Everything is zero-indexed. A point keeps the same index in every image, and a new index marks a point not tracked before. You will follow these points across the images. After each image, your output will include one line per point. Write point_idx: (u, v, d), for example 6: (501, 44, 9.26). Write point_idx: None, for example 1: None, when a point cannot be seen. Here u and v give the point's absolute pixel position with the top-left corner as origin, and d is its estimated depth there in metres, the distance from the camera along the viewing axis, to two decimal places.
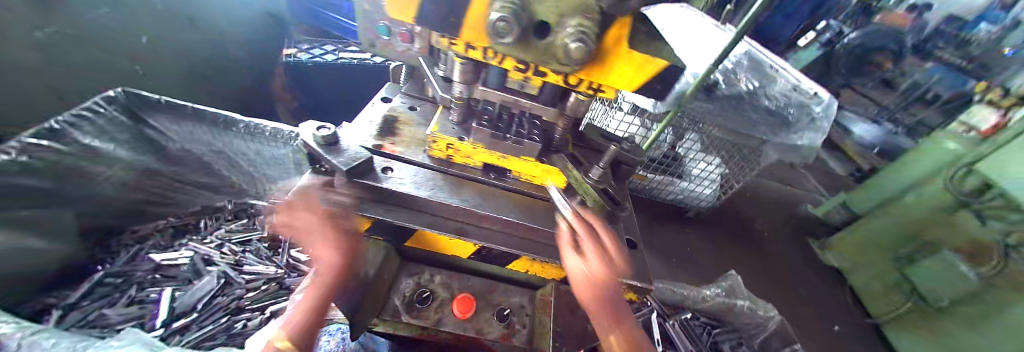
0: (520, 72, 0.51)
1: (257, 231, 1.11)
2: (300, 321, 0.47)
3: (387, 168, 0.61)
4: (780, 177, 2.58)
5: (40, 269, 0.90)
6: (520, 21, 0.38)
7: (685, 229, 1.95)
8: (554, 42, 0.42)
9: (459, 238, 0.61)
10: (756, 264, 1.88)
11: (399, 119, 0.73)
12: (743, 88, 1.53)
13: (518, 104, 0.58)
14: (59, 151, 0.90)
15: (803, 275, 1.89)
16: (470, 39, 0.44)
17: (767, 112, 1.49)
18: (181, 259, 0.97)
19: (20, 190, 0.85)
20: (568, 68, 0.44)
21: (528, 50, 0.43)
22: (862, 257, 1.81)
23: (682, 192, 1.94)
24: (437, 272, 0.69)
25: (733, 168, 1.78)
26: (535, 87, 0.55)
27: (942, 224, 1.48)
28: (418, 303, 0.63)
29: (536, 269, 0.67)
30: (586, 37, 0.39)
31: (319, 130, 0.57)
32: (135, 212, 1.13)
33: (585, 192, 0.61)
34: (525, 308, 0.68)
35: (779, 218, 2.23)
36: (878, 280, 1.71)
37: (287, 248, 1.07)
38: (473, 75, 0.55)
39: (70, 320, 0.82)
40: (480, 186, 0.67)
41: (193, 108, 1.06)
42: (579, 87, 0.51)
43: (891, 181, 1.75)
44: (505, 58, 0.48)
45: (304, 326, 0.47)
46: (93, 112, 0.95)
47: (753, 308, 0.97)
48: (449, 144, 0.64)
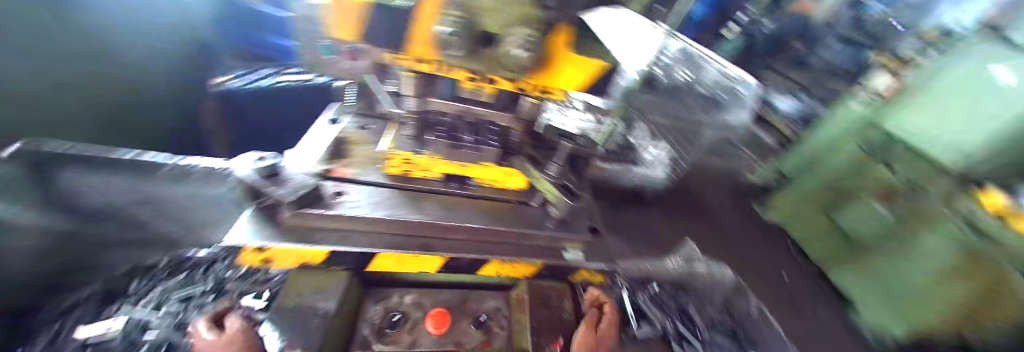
0: (471, 82, 0.53)
1: (201, 283, 1.02)
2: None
3: (339, 193, 0.59)
4: None
5: None
6: (469, 34, 0.41)
7: (645, 211, 2.06)
8: (504, 50, 0.45)
9: (425, 254, 0.60)
10: (710, 233, 2.03)
11: (351, 140, 0.71)
12: (680, 77, 1.63)
13: (471, 113, 0.57)
14: None
15: (751, 236, 2.07)
16: (419, 54, 0.48)
17: (703, 97, 1.60)
18: (111, 333, 0.86)
19: None
20: (516, 73, 0.48)
21: (475, 59, 0.45)
22: (796, 212, 2.02)
23: (638, 177, 2.02)
24: (406, 293, 0.68)
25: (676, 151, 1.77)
26: (487, 95, 0.56)
27: (855, 174, 1.69)
28: (389, 327, 0.61)
29: (505, 272, 0.67)
30: (532, 43, 0.42)
31: (259, 163, 0.55)
32: None
33: (546, 190, 0.65)
34: (501, 311, 0.69)
35: (725, 188, 2.44)
36: (811, 230, 1.94)
37: (239, 296, 0.99)
38: (423, 88, 0.55)
39: None
40: (442, 198, 0.66)
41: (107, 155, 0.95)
42: (530, 91, 0.54)
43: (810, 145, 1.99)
44: (455, 68, 0.50)
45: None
46: None
47: (710, 270, 1.05)
48: (406, 160, 0.62)
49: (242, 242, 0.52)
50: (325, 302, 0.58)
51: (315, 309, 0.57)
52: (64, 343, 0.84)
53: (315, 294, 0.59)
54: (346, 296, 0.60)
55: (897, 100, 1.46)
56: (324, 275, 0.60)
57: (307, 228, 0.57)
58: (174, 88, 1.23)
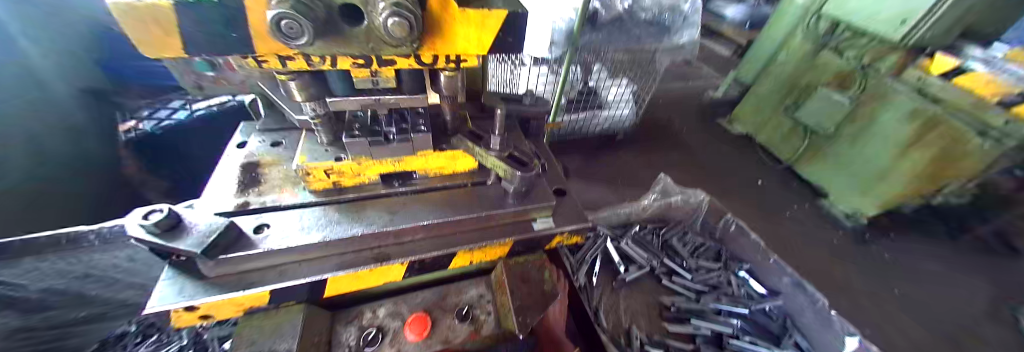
0: (363, 69, 0.44)
1: (173, 342, 0.91)
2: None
3: (261, 226, 0.51)
4: (679, 75, 2.81)
5: None
6: (310, 16, 0.33)
7: (618, 151, 2.03)
8: (372, 24, 0.36)
9: (381, 265, 0.54)
10: (683, 158, 2.06)
11: (265, 163, 0.62)
12: (620, 9, 1.57)
13: (381, 103, 0.50)
14: None
15: (720, 150, 2.12)
16: (273, 51, 0.37)
17: (646, 24, 1.58)
18: None
19: None
20: (403, 48, 0.39)
21: (346, 42, 0.37)
22: (759, 119, 2.05)
23: (607, 121, 2.00)
24: (379, 305, 0.63)
25: (638, 81, 1.86)
26: (391, 79, 0.48)
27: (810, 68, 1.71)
28: (368, 346, 0.57)
29: (476, 258, 0.63)
30: (403, 10, 0.33)
31: (148, 218, 0.46)
32: None
33: (493, 166, 0.59)
34: (483, 297, 0.66)
35: (690, 110, 2.46)
36: (775, 134, 1.96)
37: (217, 346, 0.87)
38: (316, 89, 0.47)
39: None
40: (386, 200, 0.60)
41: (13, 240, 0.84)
42: (436, 64, 0.45)
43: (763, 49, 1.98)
44: (335, 58, 0.41)
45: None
46: None
47: (685, 198, 1.12)
48: (328, 170, 0.55)
49: (165, 306, 0.45)
50: (284, 342, 0.49)
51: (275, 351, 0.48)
52: None
53: (267, 338, 0.49)
54: (307, 328, 0.53)
55: None
56: (274, 312, 0.52)
57: (238, 273, 0.50)
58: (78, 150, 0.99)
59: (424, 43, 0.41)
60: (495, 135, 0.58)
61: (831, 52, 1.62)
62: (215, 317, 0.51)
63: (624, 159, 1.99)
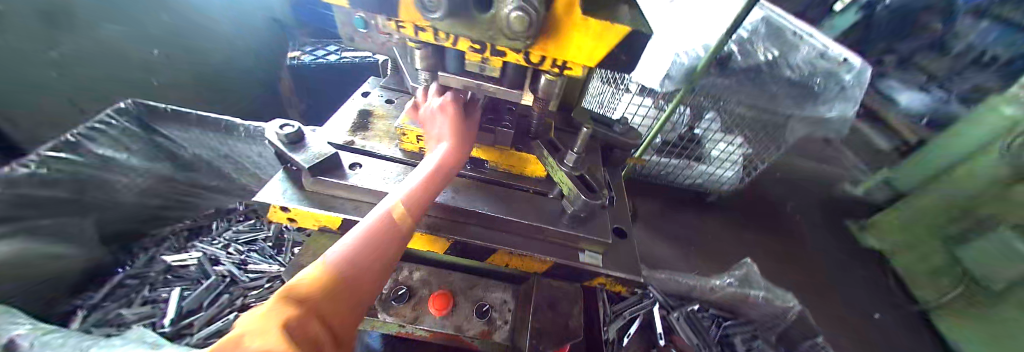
0: (477, 54, 0.47)
1: (262, 230, 1.14)
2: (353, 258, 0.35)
3: (355, 164, 0.60)
4: (811, 155, 2.39)
5: (73, 278, 0.95)
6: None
7: (704, 216, 1.83)
8: (498, 14, 0.37)
9: (430, 233, 0.58)
10: (782, 249, 1.75)
11: (374, 113, 0.72)
12: (762, 59, 1.37)
13: (480, 88, 0.53)
14: (75, 163, 0.99)
15: (831, 254, 1.77)
16: (411, 19, 0.42)
17: (788, 83, 1.37)
18: (189, 260, 1.00)
19: (46, 201, 0.94)
20: (519, 43, 0.40)
21: (470, 27, 0.39)
22: (909, 238, 1.62)
23: (700, 176, 1.79)
24: (416, 268, 0.67)
25: (756, 148, 1.60)
26: (496, 69, 0.50)
27: (987, 199, 1.30)
28: (394, 300, 0.61)
29: (514, 263, 0.63)
30: (525, 5, 0.34)
31: (282, 129, 0.57)
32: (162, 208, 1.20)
33: (560, 181, 0.57)
34: (507, 303, 0.65)
35: (810, 198, 2.07)
36: (922, 264, 1.55)
37: (292, 247, 1.10)
38: (434, 60, 0.53)
39: (90, 321, 0.85)
40: (455, 178, 0.65)
41: (196, 115, 1.13)
42: (542, 65, 0.46)
43: (939, 157, 1.57)
44: (458, 38, 0.44)
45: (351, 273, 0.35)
46: (105, 125, 1.05)
47: (769, 298, 0.94)
48: (419, 136, 0.62)
49: (270, 200, 0.56)
50: None
51: None
52: (156, 264, 0.99)
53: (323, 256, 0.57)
54: None
55: None
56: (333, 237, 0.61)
57: (326, 195, 0.59)
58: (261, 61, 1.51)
59: (537, 43, 0.41)
60: (572, 151, 0.56)
61: None
62: (298, 223, 0.60)
63: (708, 226, 1.78)
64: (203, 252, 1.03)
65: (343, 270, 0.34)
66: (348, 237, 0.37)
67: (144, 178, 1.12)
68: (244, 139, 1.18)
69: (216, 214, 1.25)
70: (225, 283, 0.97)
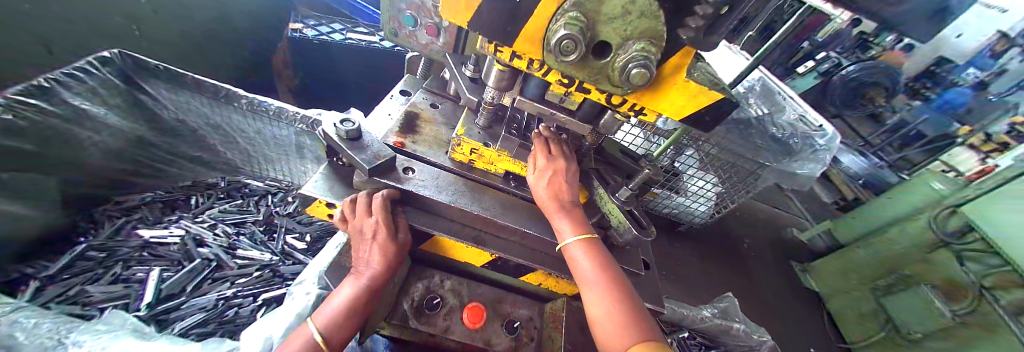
0: (562, 87, 0.49)
1: (252, 214, 1.07)
2: (339, 315, 0.48)
3: (408, 168, 0.60)
4: (770, 199, 2.64)
5: (15, 243, 0.82)
6: (585, 39, 0.36)
7: (676, 245, 1.97)
8: (613, 63, 0.40)
9: (476, 247, 0.58)
10: (741, 284, 1.93)
11: (419, 115, 0.72)
12: (753, 113, 1.56)
13: (552, 116, 0.55)
14: (44, 111, 0.82)
15: (781, 292, 1.97)
16: (522, 49, 0.42)
17: (771, 139, 1.51)
18: (171, 237, 0.92)
19: (17, 155, 0.80)
20: (621, 90, 0.42)
21: (580, 68, 0.41)
22: (843, 285, 1.85)
23: (677, 207, 1.95)
24: (446, 277, 0.67)
25: (729, 188, 1.73)
26: (574, 103, 0.52)
27: (917, 261, 1.52)
28: (426, 309, 0.61)
29: (547, 283, 0.66)
30: (648, 63, 0.37)
31: (342, 124, 0.55)
32: (134, 175, 1.08)
33: (609, 211, 0.59)
34: (533, 321, 0.67)
35: (767, 239, 2.29)
36: (853, 308, 1.78)
37: (284, 234, 1.04)
38: (509, 83, 0.54)
39: (46, 296, 0.75)
40: (500, 194, 0.65)
41: (194, 78, 1.02)
42: (621, 108, 0.48)
43: (875, 217, 1.80)
44: (551, 70, 0.46)
45: (339, 330, 0.47)
46: (84, 73, 0.88)
47: (748, 331, 1.01)
48: (473, 149, 0.62)
49: (316, 194, 0.53)
50: None
51: None
52: (131, 238, 0.90)
53: None
54: None
55: (981, 185, 1.36)
56: None
57: None
58: (252, 26, 1.45)
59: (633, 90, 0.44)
60: (626, 186, 0.62)
61: (952, 256, 1.39)
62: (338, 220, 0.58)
63: (680, 256, 1.92)
64: (185, 230, 0.95)
65: (328, 331, 0.46)
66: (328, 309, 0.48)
67: (115, 138, 0.99)
68: (243, 111, 1.08)
69: (192, 187, 1.20)
70: (212, 268, 0.89)
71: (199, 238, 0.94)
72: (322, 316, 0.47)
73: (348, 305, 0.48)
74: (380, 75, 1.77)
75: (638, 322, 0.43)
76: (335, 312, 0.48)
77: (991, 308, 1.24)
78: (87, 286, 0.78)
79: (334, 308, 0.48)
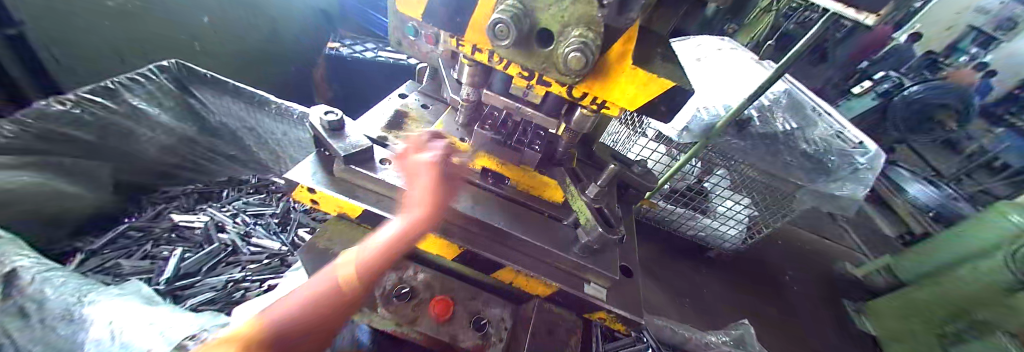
0: (523, 80, 0.50)
1: (271, 207, 1.17)
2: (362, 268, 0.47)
3: (387, 159, 0.63)
4: (817, 228, 2.36)
5: (78, 216, 0.95)
6: (520, 26, 0.37)
7: (699, 269, 1.82)
8: (556, 50, 0.40)
9: (443, 238, 0.59)
10: (777, 318, 1.73)
11: (410, 115, 0.76)
12: (779, 128, 1.45)
13: (518, 111, 0.57)
14: (108, 108, 0.97)
15: (826, 332, 1.74)
16: (475, 40, 0.45)
17: (804, 156, 1.39)
18: (197, 222, 1.03)
19: (78, 145, 0.93)
20: (569, 79, 0.42)
21: (528, 56, 0.42)
22: (904, 330, 1.60)
23: (703, 229, 1.80)
24: (421, 270, 0.68)
25: (762, 210, 1.58)
26: (538, 97, 0.53)
27: (990, 304, 1.28)
28: (395, 297, 0.62)
29: (519, 282, 0.64)
30: (586, 46, 0.37)
31: (327, 115, 0.61)
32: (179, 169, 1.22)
33: (578, 208, 0.59)
34: (504, 321, 0.64)
35: (813, 271, 2.04)
36: None
37: (296, 227, 1.12)
38: (480, 79, 0.56)
39: (88, 266, 0.86)
40: (476, 189, 0.66)
41: (234, 86, 1.19)
42: (582, 101, 0.48)
43: (939, 253, 1.55)
44: (509, 63, 0.48)
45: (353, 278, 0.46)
46: (145, 78, 1.05)
47: None
48: (450, 144, 0.65)
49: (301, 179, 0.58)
50: None
51: None
52: (163, 221, 1.01)
53: (340, 242, 0.59)
54: None
55: None
56: (351, 227, 0.63)
57: (351, 183, 0.60)
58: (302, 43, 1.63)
59: (584, 81, 0.44)
60: (595, 184, 0.59)
61: None
62: (319, 206, 0.61)
63: (704, 282, 1.77)
64: (209, 217, 1.06)
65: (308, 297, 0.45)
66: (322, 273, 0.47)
67: (167, 136, 1.11)
68: (273, 115, 1.24)
69: (227, 182, 1.29)
70: (227, 252, 0.98)
71: (214, 223, 1.04)
72: (345, 266, 0.47)
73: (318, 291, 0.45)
74: (380, 89, 1.83)
75: (547, 344, 0.58)
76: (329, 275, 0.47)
77: None
78: (120, 260, 0.89)
79: (355, 262, 0.47)
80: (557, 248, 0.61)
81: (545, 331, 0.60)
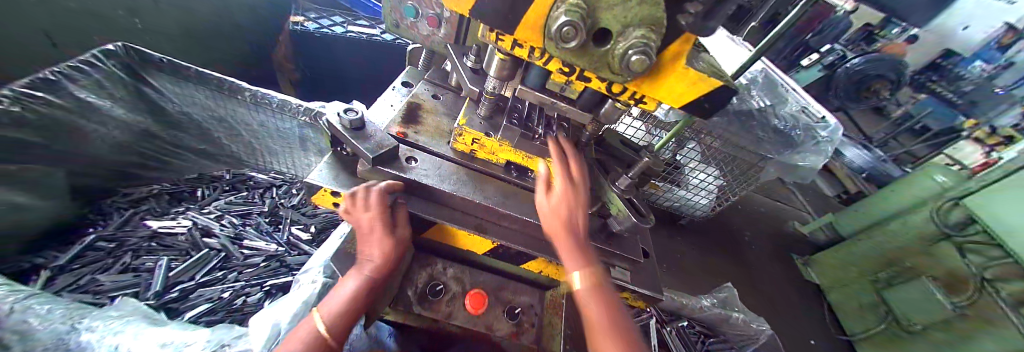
0: (563, 75, 0.50)
1: (257, 205, 1.09)
2: (344, 310, 0.49)
3: (411, 158, 0.60)
4: (773, 193, 2.61)
5: (28, 228, 0.83)
6: (586, 26, 0.36)
7: (675, 237, 1.97)
8: (613, 50, 0.40)
9: (478, 234, 0.59)
10: (743, 277, 1.93)
11: (424, 108, 0.73)
12: (755, 105, 1.55)
13: (554, 106, 0.57)
14: (52, 104, 0.82)
15: (782, 285, 1.98)
16: (523, 37, 0.43)
17: (773, 131, 1.50)
18: (178, 227, 0.94)
19: (27, 149, 0.80)
20: (621, 78, 0.43)
21: (583, 56, 0.42)
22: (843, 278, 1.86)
23: (678, 200, 1.93)
24: (449, 265, 0.68)
25: (730, 181, 1.70)
26: (575, 92, 0.54)
27: (924, 253, 1.49)
28: (430, 296, 0.63)
29: (548, 270, 0.67)
30: (648, 49, 0.37)
31: (346, 113, 0.56)
32: (141, 169, 1.09)
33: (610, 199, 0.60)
34: (533, 307, 0.68)
35: (771, 232, 2.28)
36: (854, 301, 1.77)
37: (289, 225, 1.06)
38: (509, 72, 0.54)
39: (60, 284, 0.78)
40: (502, 183, 0.66)
41: (197, 71, 0.99)
42: (621, 96, 0.49)
43: (873, 211, 1.80)
44: (552, 58, 0.47)
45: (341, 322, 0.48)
46: (90, 66, 0.87)
47: (748, 320, 1.06)
48: (475, 139, 0.63)
49: (320, 183, 0.54)
50: None
51: None
52: (139, 229, 0.93)
53: None
54: None
55: (981, 176, 1.34)
56: None
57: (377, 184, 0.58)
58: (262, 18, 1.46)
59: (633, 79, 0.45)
60: (626, 175, 0.62)
61: (953, 248, 1.38)
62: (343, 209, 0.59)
63: (681, 249, 1.92)
64: (190, 221, 0.97)
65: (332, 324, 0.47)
66: (342, 291, 0.50)
67: (120, 131, 0.99)
68: (247, 104, 1.07)
69: (197, 179, 1.21)
70: (219, 257, 0.92)
71: (197, 227, 0.96)
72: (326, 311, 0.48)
73: (341, 315, 0.48)
74: (353, 65, 1.71)
75: None
76: (338, 304, 0.49)
77: (992, 298, 1.24)
78: (97, 275, 0.81)
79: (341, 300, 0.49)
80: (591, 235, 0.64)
81: None
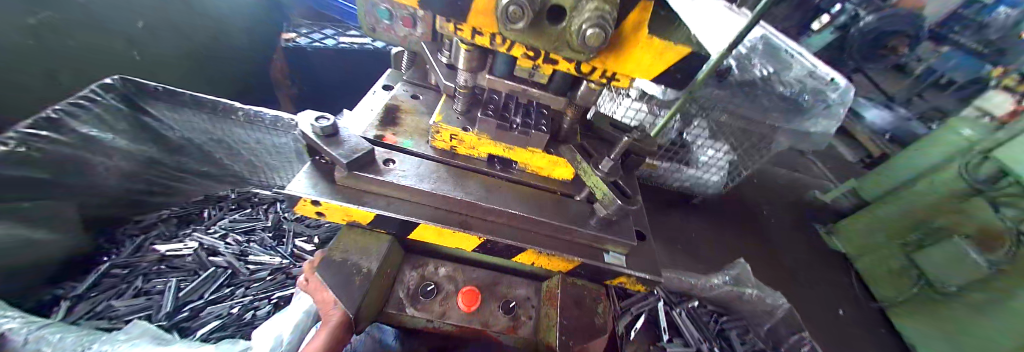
0: (529, 60, 0.48)
1: (260, 221, 1.12)
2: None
3: (389, 160, 0.60)
4: (789, 163, 2.50)
5: (45, 261, 0.87)
6: (534, 4, 0.34)
7: (688, 217, 1.91)
8: (570, 26, 0.38)
9: (463, 231, 0.58)
10: (762, 252, 1.87)
11: (403, 110, 0.72)
12: (757, 74, 1.50)
13: (526, 93, 0.56)
14: (56, 141, 0.84)
15: (805, 257, 1.90)
16: (479, 24, 0.41)
17: (780, 98, 1.45)
18: (185, 249, 0.97)
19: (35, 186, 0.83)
20: (583, 55, 0.41)
21: (540, 36, 0.40)
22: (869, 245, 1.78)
23: (688, 180, 1.83)
24: (441, 264, 0.68)
25: (743, 155, 1.61)
26: (544, 76, 0.52)
27: (956, 211, 1.40)
28: (422, 296, 0.62)
29: (540, 262, 0.66)
30: (604, 21, 0.35)
31: (318, 121, 0.56)
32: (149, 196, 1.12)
33: (594, 184, 0.60)
34: (529, 300, 0.68)
35: (789, 204, 2.19)
36: (881, 268, 1.69)
37: (292, 238, 1.07)
38: (478, 63, 0.53)
39: (78, 312, 0.81)
40: (485, 178, 0.65)
41: (191, 96, 1.03)
42: (591, 76, 0.46)
43: (896, 174, 1.71)
44: (514, 44, 0.45)
45: None
46: (89, 101, 0.88)
47: (762, 296, 1.04)
48: (453, 135, 0.62)
49: (300, 193, 0.54)
50: (368, 262, 0.56)
51: (359, 266, 0.55)
52: (149, 253, 0.96)
53: (358, 251, 0.57)
54: (387, 260, 0.59)
55: (1013, 126, 1.25)
56: (367, 232, 0.61)
57: (358, 189, 0.58)
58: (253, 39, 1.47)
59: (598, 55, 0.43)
60: (609, 157, 0.59)
61: (986, 203, 1.30)
62: (325, 217, 0.59)
63: (693, 229, 1.86)
64: (196, 242, 1.00)
65: None
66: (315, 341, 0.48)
67: (126, 161, 1.01)
68: (242, 123, 1.09)
69: (204, 201, 1.25)
70: (227, 274, 0.94)
71: (203, 247, 0.99)
72: None
73: None
74: (349, 76, 1.74)
75: (575, 319, 0.60)
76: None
77: None
78: (112, 301, 0.84)
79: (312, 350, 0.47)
80: (579, 224, 0.63)
81: (572, 305, 0.62)
